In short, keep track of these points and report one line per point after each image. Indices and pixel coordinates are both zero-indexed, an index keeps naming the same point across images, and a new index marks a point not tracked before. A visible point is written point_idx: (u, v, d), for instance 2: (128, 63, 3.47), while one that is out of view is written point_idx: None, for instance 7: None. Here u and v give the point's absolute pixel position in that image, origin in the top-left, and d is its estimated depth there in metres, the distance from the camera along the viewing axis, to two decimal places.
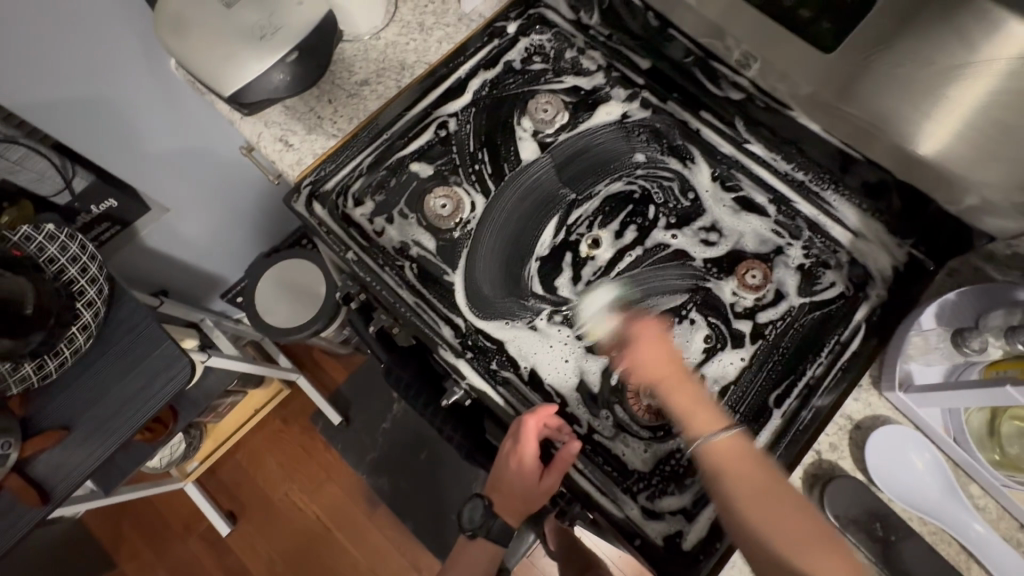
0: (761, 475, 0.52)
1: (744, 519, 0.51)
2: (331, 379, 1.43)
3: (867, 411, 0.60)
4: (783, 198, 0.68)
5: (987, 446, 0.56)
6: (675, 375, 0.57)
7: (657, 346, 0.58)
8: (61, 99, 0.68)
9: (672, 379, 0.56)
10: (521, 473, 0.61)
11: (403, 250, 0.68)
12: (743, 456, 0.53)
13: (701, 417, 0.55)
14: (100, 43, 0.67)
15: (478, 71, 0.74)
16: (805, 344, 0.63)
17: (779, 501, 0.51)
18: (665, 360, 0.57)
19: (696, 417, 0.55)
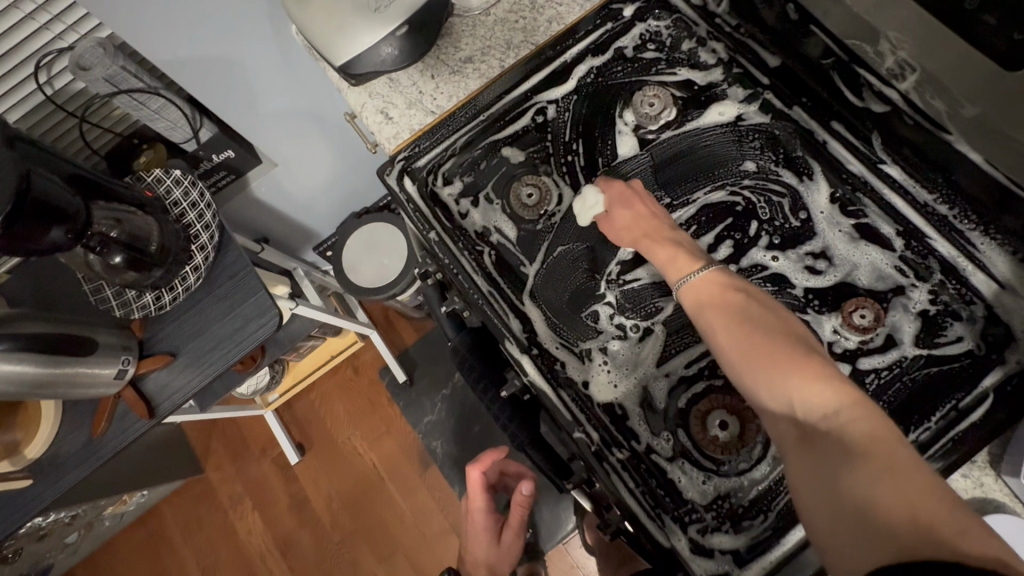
0: (740, 311, 0.52)
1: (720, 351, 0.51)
2: (401, 339, 1.50)
3: (977, 491, 0.53)
4: (916, 231, 0.59)
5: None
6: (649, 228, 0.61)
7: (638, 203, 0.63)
8: (180, 60, 0.73)
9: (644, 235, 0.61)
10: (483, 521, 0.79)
11: (484, 235, 0.68)
12: (721, 294, 0.54)
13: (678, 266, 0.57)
14: (214, 6, 0.70)
15: (586, 56, 0.71)
16: (912, 402, 0.56)
17: (760, 339, 0.49)
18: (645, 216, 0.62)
19: (676, 264, 0.58)
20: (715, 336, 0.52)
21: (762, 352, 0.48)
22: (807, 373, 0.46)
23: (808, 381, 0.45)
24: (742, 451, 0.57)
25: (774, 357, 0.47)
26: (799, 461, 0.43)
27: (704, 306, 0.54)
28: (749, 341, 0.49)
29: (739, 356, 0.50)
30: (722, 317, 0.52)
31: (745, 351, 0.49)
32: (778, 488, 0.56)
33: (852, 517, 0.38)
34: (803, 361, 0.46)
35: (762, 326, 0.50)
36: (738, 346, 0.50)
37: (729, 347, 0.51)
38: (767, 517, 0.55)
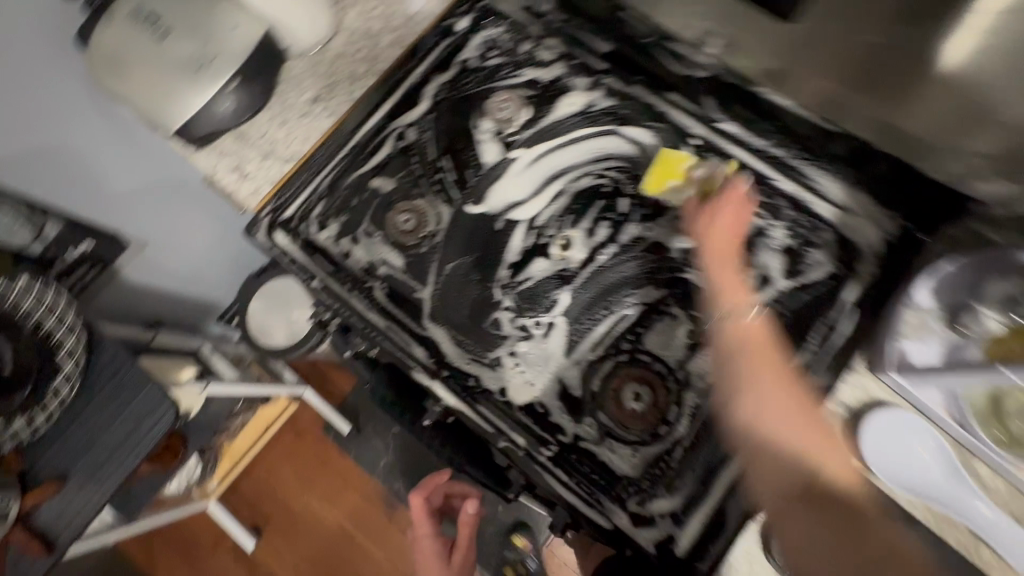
0: (775, 361, 0.55)
1: (750, 384, 0.54)
2: (337, 388, 1.45)
3: (864, 396, 0.58)
4: (761, 175, 0.63)
5: (994, 428, 0.53)
6: (722, 255, 0.61)
7: (730, 226, 0.61)
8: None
9: (721, 254, 0.61)
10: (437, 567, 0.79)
11: (371, 270, 0.66)
12: (756, 335, 0.57)
13: (738, 293, 0.58)
14: (23, 92, 0.66)
15: (432, 74, 0.71)
16: (793, 330, 0.60)
17: (793, 397, 0.53)
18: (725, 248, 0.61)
19: (733, 291, 0.59)
20: (754, 390, 0.54)
21: (795, 417, 0.52)
22: (827, 440, 0.52)
23: (806, 426, 0.52)
24: (658, 414, 0.60)
25: (809, 427, 0.52)
26: (812, 521, 0.50)
27: (749, 344, 0.56)
28: (781, 384, 0.53)
29: (775, 424, 0.52)
30: (755, 355, 0.55)
31: (744, 382, 0.55)
32: (699, 442, 0.57)
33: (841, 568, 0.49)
34: (817, 420, 0.53)
35: (766, 347, 0.55)
36: (777, 413, 0.53)
37: (762, 402, 0.53)
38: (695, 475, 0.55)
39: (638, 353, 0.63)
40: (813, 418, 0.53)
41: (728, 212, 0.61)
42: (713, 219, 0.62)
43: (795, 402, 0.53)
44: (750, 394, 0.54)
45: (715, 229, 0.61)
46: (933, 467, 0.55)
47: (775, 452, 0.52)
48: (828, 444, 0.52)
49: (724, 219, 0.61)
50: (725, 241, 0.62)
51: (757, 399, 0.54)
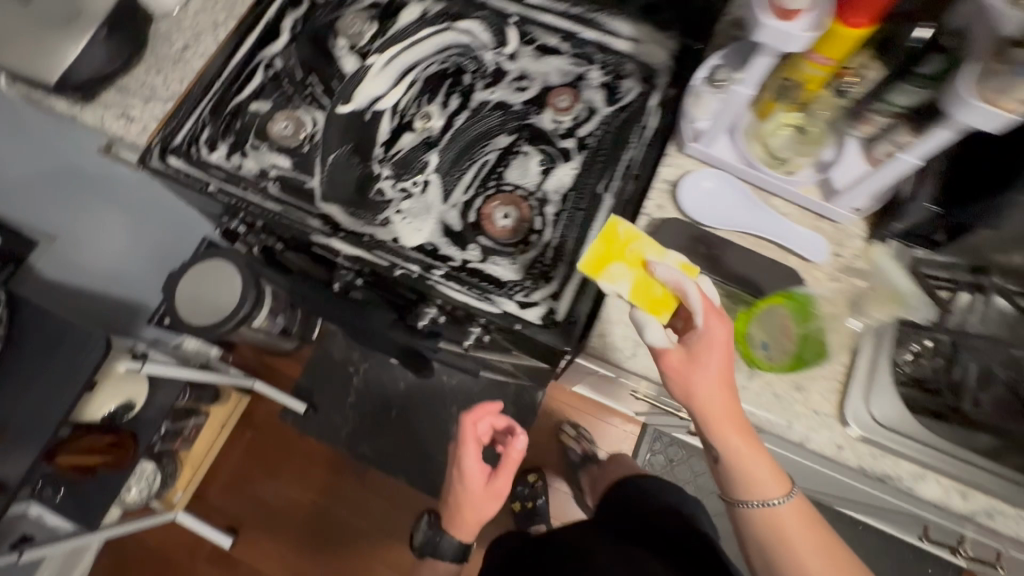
0: (763, 464, 0.58)
1: (745, 487, 0.59)
2: (287, 375, 1.49)
3: (683, 171, 0.69)
4: (570, 31, 0.78)
5: (774, 164, 0.67)
6: (724, 392, 0.55)
7: (724, 388, 0.55)
8: None
9: (720, 418, 0.56)
10: (479, 486, 1.02)
11: (263, 174, 0.75)
12: (758, 460, 0.58)
13: (729, 418, 0.56)
14: None
15: (286, 9, 0.81)
16: (619, 138, 0.74)
17: (783, 485, 0.59)
18: (729, 402, 0.56)
19: (728, 416, 0.56)
20: (748, 462, 0.58)
21: (828, 561, 0.57)
22: (825, 542, 0.58)
23: (802, 520, 0.59)
24: (526, 227, 0.71)
25: (812, 534, 0.58)
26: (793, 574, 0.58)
27: (741, 455, 0.57)
28: (771, 477, 0.58)
29: (785, 521, 0.58)
30: (750, 465, 0.58)
31: (765, 532, 0.59)
32: (564, 237, 0.71)
33: None
34: (824, 539, 0.59)
35: (787, 527, 0.58)
36: (771, 483, 0.58)
37: (747, 480, 0.58)
38: (564, 261, 0.68)
39: (503, 187, 0.74)
40: (821, 534, 0.59)
41: (708, 387, 0.55)
42: (692, 372, 0.55)
43: (807, 527, 0.59)
44: (744, 467, 0.58)
45: (697, 365, 0.55)
46: (738, 207, 0.67)
47: (757, 514, 0.59)
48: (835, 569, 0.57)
49: (715, 397, 0.55)
50: (720, 384, 0.56)
51: (755, 473, 0.58)
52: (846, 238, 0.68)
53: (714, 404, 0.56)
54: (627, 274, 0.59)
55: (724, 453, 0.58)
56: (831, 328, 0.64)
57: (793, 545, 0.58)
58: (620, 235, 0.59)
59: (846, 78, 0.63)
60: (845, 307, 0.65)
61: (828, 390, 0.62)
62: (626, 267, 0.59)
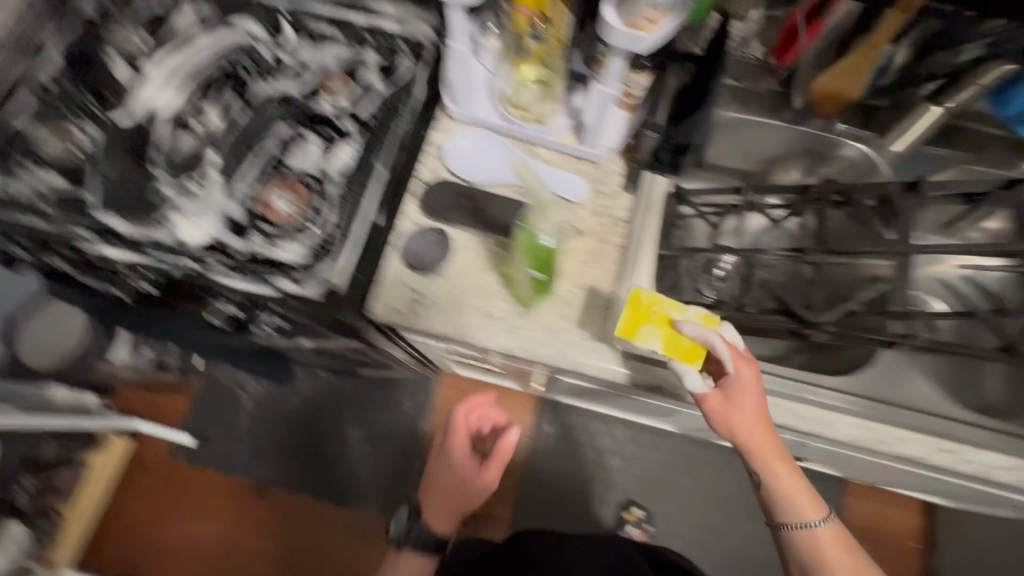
0: (805, 491, 0.68)
1: (779, 498, 0.68)
2: (174, 410, 1.44)
3: (449, 134, 0.74)
4: (341, 19, 0.82)
5: (528, 117, 0.71)
6: (764, 431, 0.64)
7: (758, 417, 0.63)
8: None
9: (766, 447, 0.65)
10: (469, 480, 1.18)
11: (31, 192, 0.72)
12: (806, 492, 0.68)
13: (798, 495, 0.67)
14: None
15: (49, 26, 0.80)
16: (393, 113, 0.77)
17: (817, 504, 0.68)
18: (761, 420, 0.64)
19: (779, 469, 0.66)
20: (775, 480, 0.67)
21: (823, 509, 0.69)
22: (840, 534, 0.69)
23: (843, 554, 0.68)
24: (305, 207, 0.72)
25: (829, 537, 0.68)
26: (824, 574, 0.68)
27: (789, 498, 0.67)
28: (803, 487, 0.68)
29: (786, 497, 0.68)
30: (799, 499, 0.68)
31: (809, 557, 0.69)
32: (346, 215, 0.72)
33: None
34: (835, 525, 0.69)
35: (824, 545, 0.68)
36: (807, 501, 0.68)
37: (776, 496, 0.68)
38: (343, 234, 0.70)
39: (285, 174, 0.74)
40: (822, 509, 0.69)
41: (746, 404, 0.63)
42: (737, 409, 0.63)
43: (813, 508, 0.68)
44: (779, 495, 0.68)
45: (734, 409, 0.63)
46: (501, 161, 0.72)
47: (784, 504, 0.68)
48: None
49: (748, 405, 0.63)
50: (758, 416, 0.64)
51: (795, 501, 0.68)
52: (608, 174, 0.72)
53: (748, 424, 0.63)
54: (656, 333, 0.62)
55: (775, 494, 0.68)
56: (597, 260, 0.68)
57: (808, 515, 0.68)
58: (643, 302, 0.62)
59: (524, 28, 0.65)
60: (610, 237, 0.69)
61: (595, 316, 0.66)
62: (655, 327, 0.62)
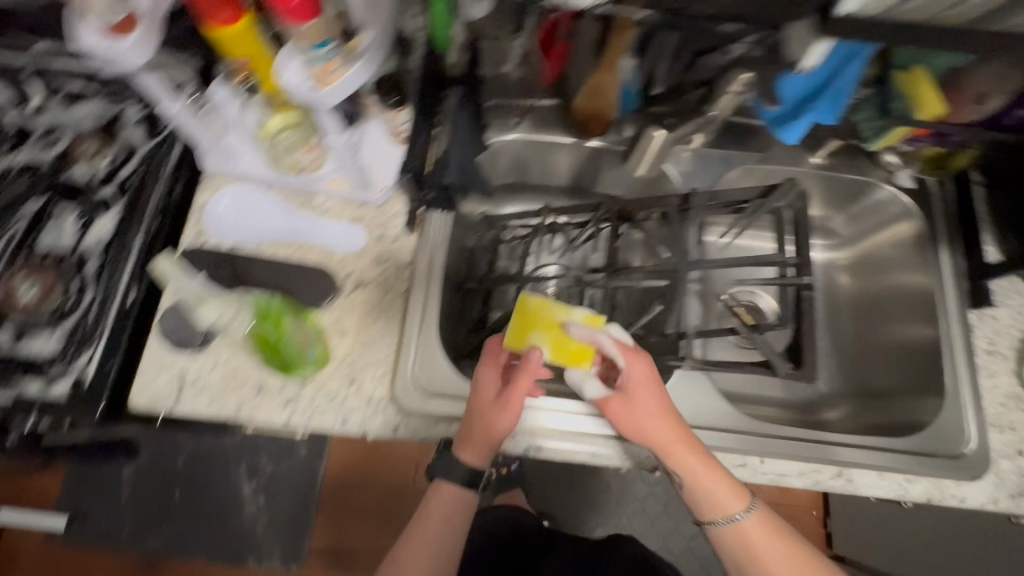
0: (760, 522, 0.56)
1: (707, 504, 0.55)
2: (43, 492, 1.32)
3: (213, 191, 0.67)
4: (91, 71, 0.73)
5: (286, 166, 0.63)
6: (674, 425, 0.55)
7: (659, 408, 0.56)
8: None
9: (673, 443, 0.55)
10: None
11: None
12: (764, 520, 0.56)
13: (724, 502, 0.54)
14: None
15: None
16: (156, 172, 0.70)
17: (778, 534, 0.56)
18: (666, 415, 0.56)
19: (700, 480, 0.54)
20: (694, 472, 0.55)
21: (781, 537, 0.56)
22: (802, 558, 0.55)
23: (780, 546, 0.55)
24: (57, 291, 0.65)
25: (792, 558, 0.55)
26: None
27: (725, 509, 0.55)
28: (735, 488, 0.55)
29: (720, 511, 0.55)
30: (748, 534, 0.55)
31: (742, 556, 0.56)
32: (108, 293, 0.65)
33: None
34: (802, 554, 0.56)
35: (755, 541, 0.55)
36: (758, 531, 0.55)
37: (694, 488, 0.55)
38: (105, 317, 0.64)
39: (35, 255, 0.67)
40: (779, 530, 0.56)
41: (643, 399, 0.56)
42: (632, 400, 0.56)
43: (771, 534, 0.56)
44: (712, 498, 0.55)
45: (631, 399, 0.56)
46: (267, 217, 0.66)
47: (735, 537, 0.55)
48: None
49: (648, 398, 0.56)
50: (660, 415, 0.55)
51: (724, 500, 0.54)
52: (390, 217, 0.68)
53: (648, 422, 0.55)
54: (544, 339, 0.62)
55: (700, 506, 0.55)
56: (379, 312, 0.64)
57: (757, 541, 0.55)
58: (529, 308, 0.63)
59: (238, 84, 0.58)
60: (395, 285, 0.66)
61: (378, 375, 0.62)
62: (544, 334, 0.62)
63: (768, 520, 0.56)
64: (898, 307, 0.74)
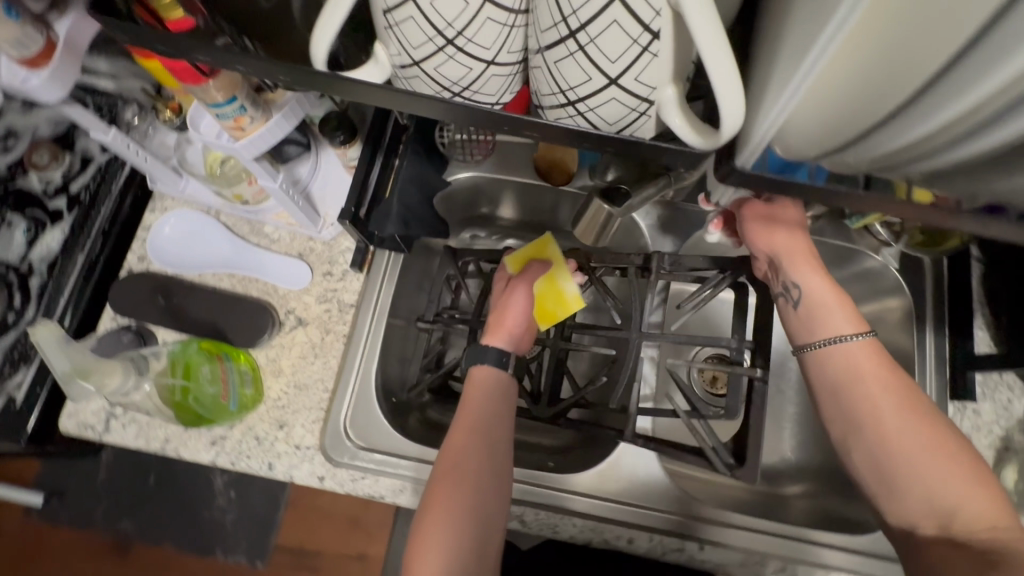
0: (871, 355, 0.49)
1: (810, 335, 0.51)
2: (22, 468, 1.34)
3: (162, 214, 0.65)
4: None
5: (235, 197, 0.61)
6: (802, 239, 0.53)
7: (797, 235, 0.53)
8: None
9: (796, 253, 0.52)
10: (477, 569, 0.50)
11: None
12: (875, 356, 0.49)
13: (840, 317, 0.50)
14: None
15: None
16: (107, 188, 0.68)
17: (896, 379, 0.48)
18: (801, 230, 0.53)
19: (818, 297, 0.51)
20: (812, 286, 0.51)
21: (895, 397, 0.48)
22: (908, 404, 0.47)
23: (887, 387, 0.48)
24: None
25: (900, 397, 0.48)
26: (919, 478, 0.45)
27: (853, 359, 0.49)
28: (843, 315, 0.50)
29: (841, 345, 0.50)
30: (861, 373, 0.49)
31: (846, 398, 0.49)
32: (50, 310, 0.65)
33: (898, 487, 0.46)
34: (918, 417, 0.47)
35: (862, 368, 0.49)
36: (862, 369, 0.49)
37: (817, 312, 0.51)
38: None
39: None
40: (895, 373, 0.48)
41: (786, 218, 0.54)
42: (768, 219, 0.54)
43: (883, 372, 0.49)
44: (828, 321, 0.50)
45: (774, 225, 0.54)
46: (218, 243, 0.64)
47: (852, 389, 0.49)
48: (936, 454, 0.45)
49: (784, 236, 0.53)
50: (799, 237, 0.53)
51: (835, 325, 0.50)
52: (339, 252, 0.65)
53: (778, 239, 0.53)
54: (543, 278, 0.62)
55: (832, 354, 0.50)
56: (317, 354, 0.62)
57: (863, 394, 0.48)
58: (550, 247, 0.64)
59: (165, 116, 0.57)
60: (336, 325, 0.63)
61: (309, 421, 0.60)
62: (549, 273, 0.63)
63: (874, 359, 0.49)
64: None
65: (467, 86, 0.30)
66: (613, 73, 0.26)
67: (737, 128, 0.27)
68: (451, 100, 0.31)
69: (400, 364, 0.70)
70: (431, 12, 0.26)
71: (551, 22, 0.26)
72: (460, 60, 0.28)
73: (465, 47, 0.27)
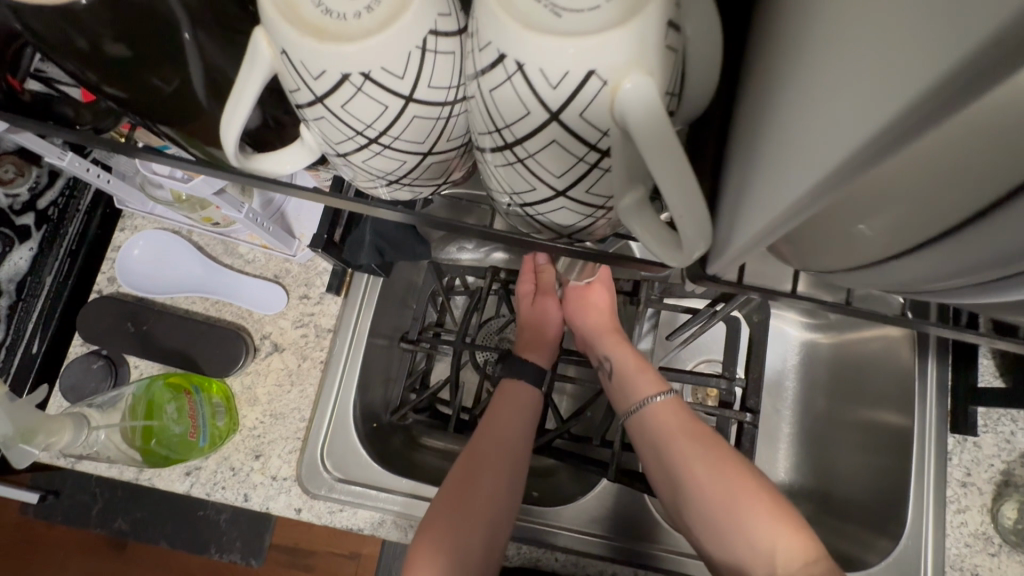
0: (688, 422, 0.50)
1: (622, 381, 0.53)
2: None
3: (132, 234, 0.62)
4: None
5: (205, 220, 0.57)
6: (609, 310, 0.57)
7: (593, 301, 0.58)
8: None
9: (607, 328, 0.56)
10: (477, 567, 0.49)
11: None
12: (685, 415, 0.50)
13: (644, 379, 0.52)
14: None
15: None
16: (72, 204, 0.65)
17: (716, 446, 0.48)
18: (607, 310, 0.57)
19: (631, 378, 0.53)
20: (617, 343, 0.55)
21: (713, 449, 0.48)
22: (726, 465, 0.47)
23: (700, 451, 0.48)
24: None
25: (724, 462, 0.47)
26: (759, 519, 0.44)
27: (669, 420, 0.50)
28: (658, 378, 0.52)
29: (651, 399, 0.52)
30: (671, 437, 0.49)
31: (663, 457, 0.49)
32: (17, 334, 0.63)
33: (734, 529, 0.45)
34: (745, 478, 0.46)
35: (666, 423, 0.50)
36: (683, 429, 0.49)
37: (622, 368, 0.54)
38: (10, 362, 0.62)
39: None
40: (715, 439, 0.49)
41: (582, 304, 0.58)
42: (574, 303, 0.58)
43: (702, 437, 0.49)
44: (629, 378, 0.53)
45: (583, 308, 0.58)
46: (189, 265, 0.62)
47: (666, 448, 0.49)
48: (743, 495, 0.45)
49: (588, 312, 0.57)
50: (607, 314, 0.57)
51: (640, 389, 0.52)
52: (316, 274, 0.63)
53: (602, 313, 0.57)
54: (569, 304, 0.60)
55: (639, 417, 0.51)
56: (294, 381, 0.60)
57: (684, 449, 0.48)
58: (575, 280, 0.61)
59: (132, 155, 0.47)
60: (313, 351, 0.61)
61: (286, 452, 0.58)
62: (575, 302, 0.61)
63: (680, 419, 0.50)
64: (872, 396, 0.67)
65: (404, 176, 0.28)
66: (558, 185, 0.24)
67: (698, 247, 0.24)
68: (388, 186, 0.29)
69: (383, 386, 0.67)
70: (346, 116, 0.23)
71: (485, 130, 0.23)
72: (388, 155, 0.25)
73: (393, 145, 0.25)
